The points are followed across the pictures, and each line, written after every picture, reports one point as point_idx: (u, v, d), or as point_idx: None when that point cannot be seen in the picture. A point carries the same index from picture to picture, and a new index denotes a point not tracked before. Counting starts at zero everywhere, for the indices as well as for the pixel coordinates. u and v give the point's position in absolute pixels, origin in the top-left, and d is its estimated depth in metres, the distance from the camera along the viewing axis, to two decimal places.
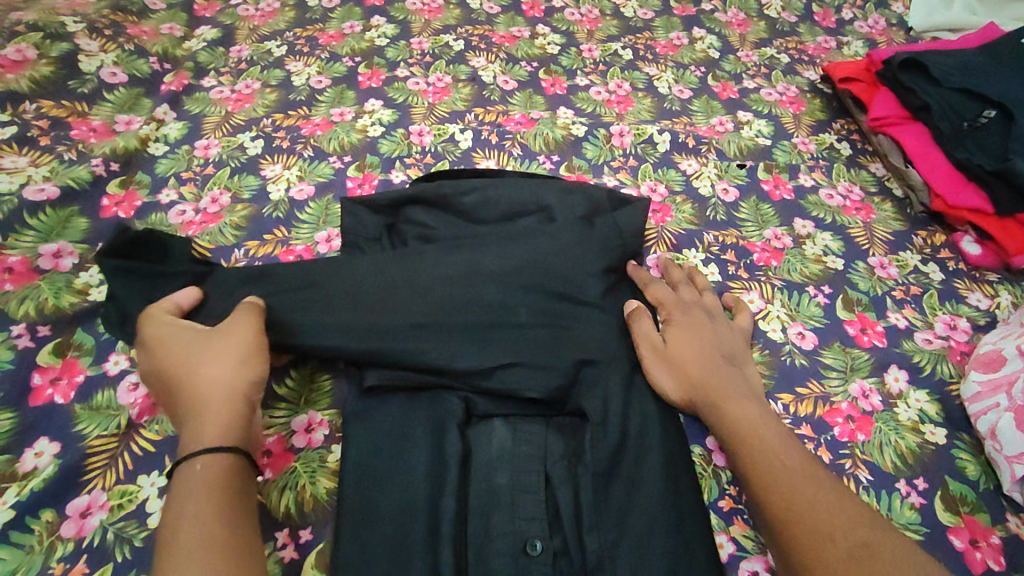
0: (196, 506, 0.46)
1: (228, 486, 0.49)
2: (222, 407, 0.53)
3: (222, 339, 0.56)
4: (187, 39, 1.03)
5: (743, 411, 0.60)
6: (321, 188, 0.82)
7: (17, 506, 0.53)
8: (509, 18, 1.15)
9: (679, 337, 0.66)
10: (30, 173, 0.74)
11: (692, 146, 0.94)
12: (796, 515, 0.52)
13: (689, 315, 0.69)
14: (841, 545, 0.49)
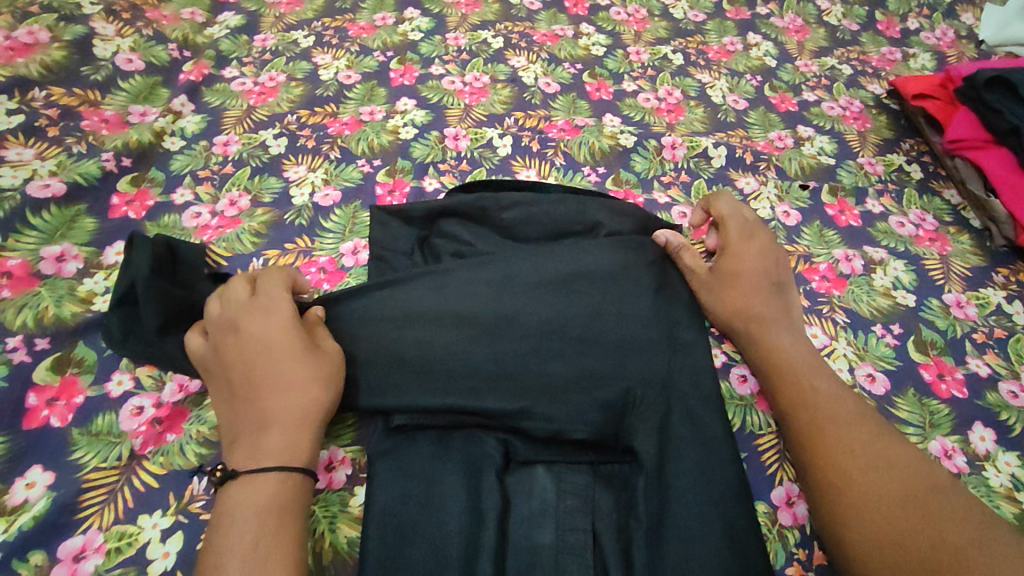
0: (251, 523, 0.45)
1: (283, 504, 0.47)
2: (293, 427, 0.50)
3: (303, 354, 0.53)
4: (209, 25, 0.96)
5: (784, 344, 0.62)
6: (348, 194, 0.76)
7: (3, 547, 0.47)
8: (551, 16, 1.08)
9: (735, 268, 0.66)
10: (35, 166, 0.68)
11: (750, 163, 0.87)
12: (829, 438, 0.54)
13: (745, 245, 0.69)
14: (873, 464, 0.52)
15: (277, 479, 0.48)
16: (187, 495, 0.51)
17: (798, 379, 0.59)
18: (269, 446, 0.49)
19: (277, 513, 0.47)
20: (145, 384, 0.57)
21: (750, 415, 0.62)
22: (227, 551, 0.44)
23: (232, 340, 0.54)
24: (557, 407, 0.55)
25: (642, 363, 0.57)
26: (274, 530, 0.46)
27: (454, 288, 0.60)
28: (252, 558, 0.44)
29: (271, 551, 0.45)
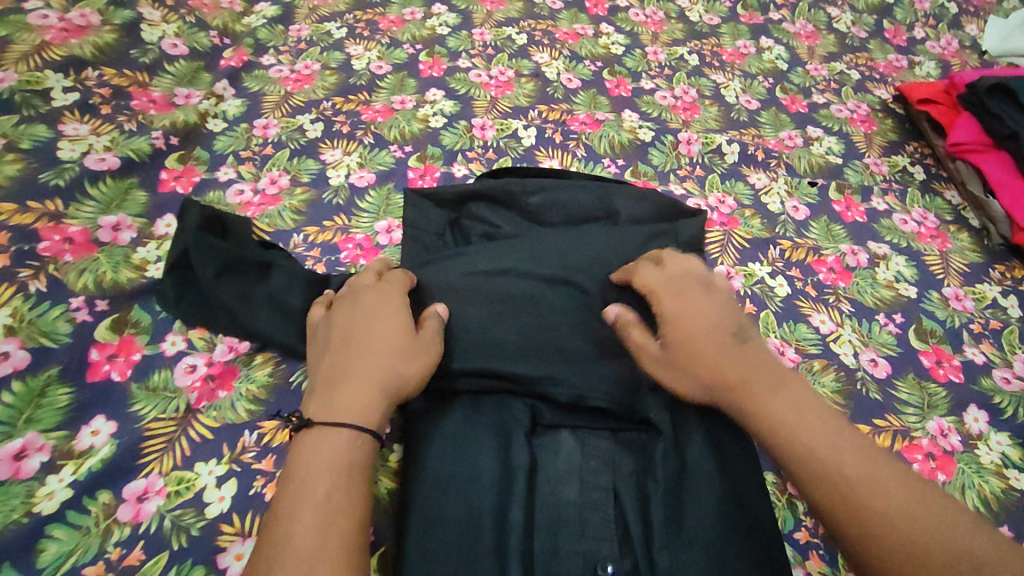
0: (326, 474, 0.46)
1: (356, 460, 0.48)
2: (366, 390, 0.51)
3: (402, 330, 0.55)
4: (246, 15, 1.00)
5: (773, 404, 0.50)
6: (382, 176, 0.80)
7: (74, 486, 0.51)
8: (572, 15, 1.12)
9: (685, 335, 0.54)
10: (91, 141, 0.72)
11: (762, 160, 0.91)
12: (867, 506, 0.45)
13: (683, 298, 0.57)
14: (927, 533, 0.43)
15: (351, 437, 0.48)
16: (239, 446, 0.56)
17: (801, 443, 0.48)
18: (346, 407, 0.50)
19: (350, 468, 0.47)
20: (198, 345, 0.61)
21: None
22: (302, 499, 0.44)
23: (345, 312, 0.57)
24: (580, 374, 0.59)
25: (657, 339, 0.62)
26: (347, 483, 0.46)
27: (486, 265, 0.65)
28: (325, 509, 0.44)
29: (343, 506, 0.45)
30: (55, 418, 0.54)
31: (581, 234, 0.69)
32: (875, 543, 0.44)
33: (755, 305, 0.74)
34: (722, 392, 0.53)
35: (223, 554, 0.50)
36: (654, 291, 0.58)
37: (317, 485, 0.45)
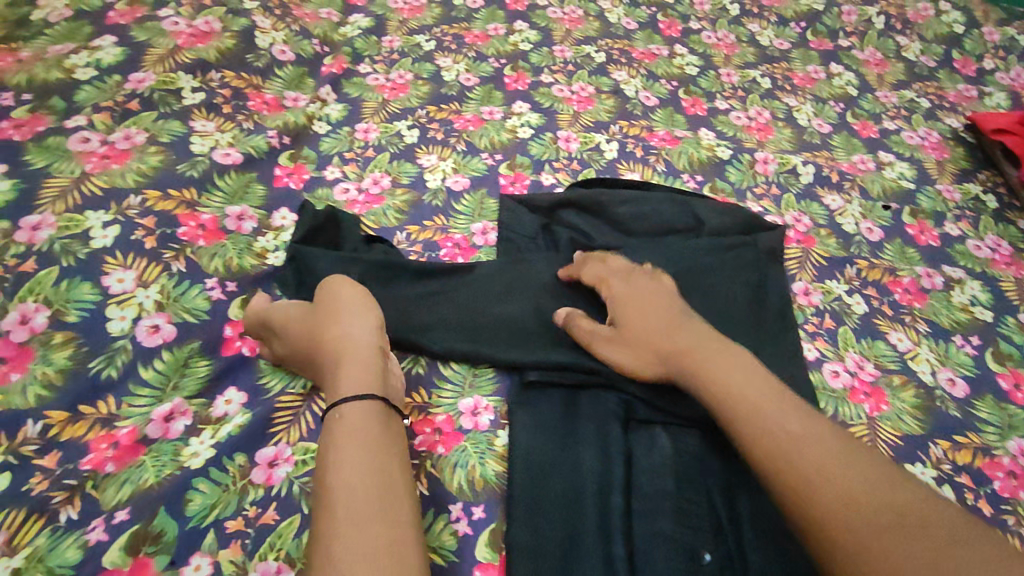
0: (353, 454, 0.48)
1: (376, 435, 0.51)
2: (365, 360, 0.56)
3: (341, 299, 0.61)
4: (342, 25, 1.06)
5: (715, 370, 0.55)
6: (475, 182, 0.84)
7: (216, 447, 0.57)
8: (647, 36, 1.16)
9: (632, 319, 0.63)
10: (217, 138, 0.78)
11: (836, 182, 0.94)
12: (793, 454, 0.47)
13: (638, 292, 0.65)
14: (849, 484, 0.44)
15: (357, 409, 0.52)
16: None
17: (747, 401, 0.51)
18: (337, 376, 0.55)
19: (370, 441, 0.50)
20: None
21: (843, 406, 0.69)
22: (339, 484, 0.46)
23: (283, 335, 0.60)
24: None
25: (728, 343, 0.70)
26: (377, 455, 0.49)
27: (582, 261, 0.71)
28: (364, 483, 0.47)
29: (378, 481, 0.48)
30: (197, 386, 0.60)
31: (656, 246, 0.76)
32: (802, 480, 0.45)
33: (833, 321, 0.77)
34: (669, 365, 0.58)
35: None
36: (605, 283, 0.67)
37: (348, 464, 0.48)
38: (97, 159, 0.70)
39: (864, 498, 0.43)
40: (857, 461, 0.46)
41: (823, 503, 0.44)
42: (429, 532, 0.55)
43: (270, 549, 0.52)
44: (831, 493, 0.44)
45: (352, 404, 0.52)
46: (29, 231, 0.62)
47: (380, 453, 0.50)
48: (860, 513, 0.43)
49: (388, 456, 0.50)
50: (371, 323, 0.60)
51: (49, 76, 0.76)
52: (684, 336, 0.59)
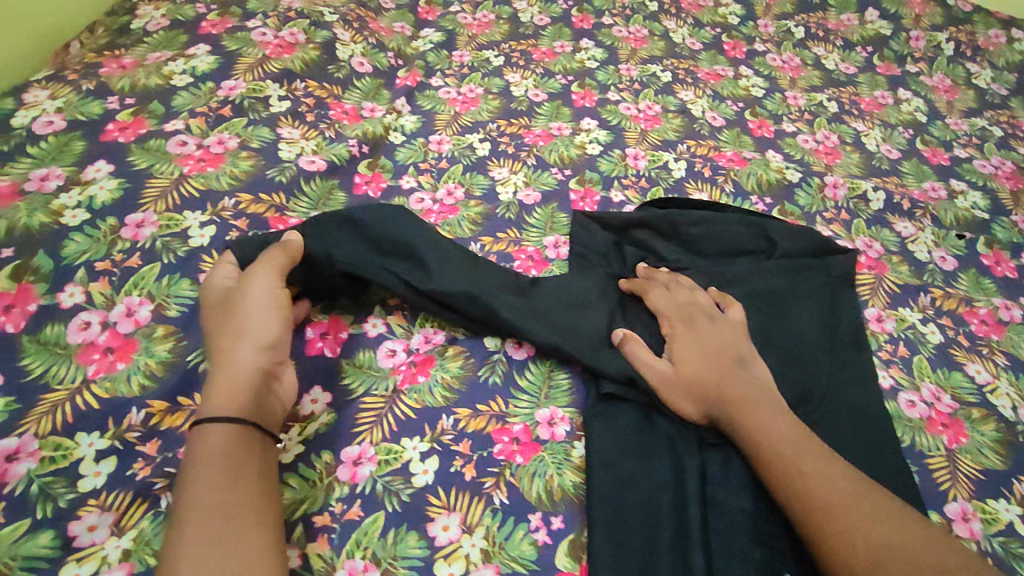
0: (200, 481, 0.48)
1: (230, 458, 0.50)
2: (238, 374, 0.55)
3: (217, 300, 0.61)
4: (414, 39, 1.09)
5: (751, 412, 0.60)
6: (547, 196, 0.86)
7: (306, 443, 0.59)
8: (712, 56, 1.17)
9: (685, 353, 0.64)
10: (302, 144, 0.81)
11: (907, 209, 0.93)
12: (811, 496, 0.54)
13: (691, 326, 0.66)
14: (851, 523, 0.52)
15: (211, 436, 0.51)
16: (439, 428, 0.62)
17: (774, 447, 0.57)
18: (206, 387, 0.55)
19: (216, 469, 0.49)
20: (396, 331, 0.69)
21: (920, 436, 0.68)
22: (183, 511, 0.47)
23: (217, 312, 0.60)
24: None
25: (807, 369, 0.69)
26: (228, 483, 0.49)
27: (652, 279, 0.72)
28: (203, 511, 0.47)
29: (225, 517, 0.47)
30: None
31: (729, 270, 0.77)
32: (815, 514, 0.53)
33: (908, 349, 0.76)
34: (706, 401, 0.61)
35: (432, 522, 0.56)
36: (664, 313, 0.69)
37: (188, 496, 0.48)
38: (193, 162, 0.73)
39: (865, 538, 0.51)
40: (867, 507, 0.53)
41: (830, 537, 0.52)
42: (509, 540, 0.56)
43: (358, 546, 0.54)
44: (839, 533, 0.52)
45: (212, 429, 0.52)
46: (133, 229, 0.66)
47: (224, 479, 0.49)
48: (861, 550, 0.50)
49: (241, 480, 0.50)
50: (280, 342, 0.60)
51: (149, 82, 0.80)
52: (734, 378, 0.62)
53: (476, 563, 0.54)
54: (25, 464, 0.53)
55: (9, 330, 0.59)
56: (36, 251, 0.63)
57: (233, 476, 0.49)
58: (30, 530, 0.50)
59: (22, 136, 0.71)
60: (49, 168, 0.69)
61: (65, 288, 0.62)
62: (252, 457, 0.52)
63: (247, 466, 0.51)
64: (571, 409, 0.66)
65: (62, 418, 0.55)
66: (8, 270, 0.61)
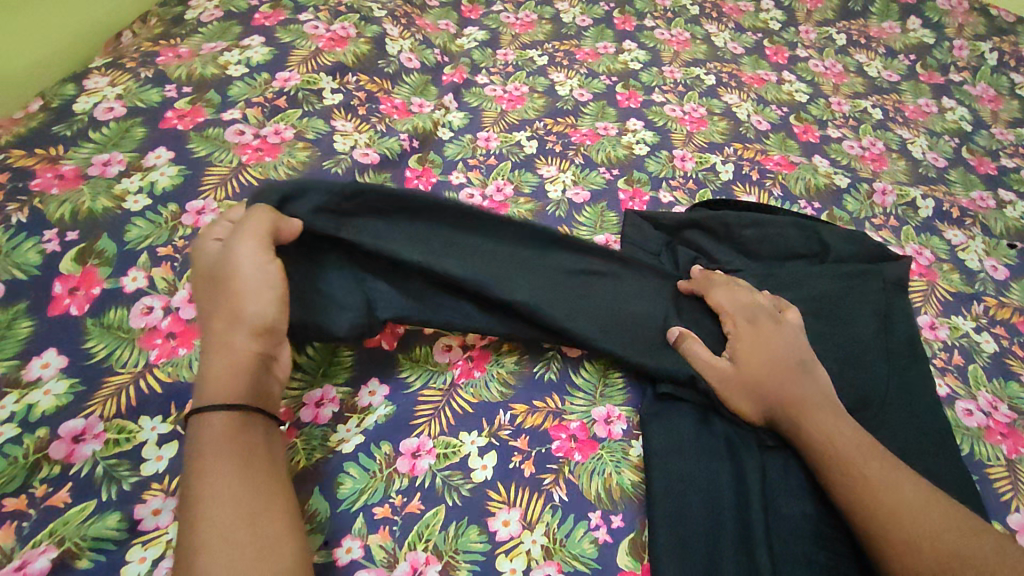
0: (196, 471, 0.45)
1: (229, 445, 0.47)
2: (232, 365, 0.51)
3: (206, 270, 0.56)
4: (458, 37, 1.09)
5: (812, 416, 0.58)
6: (595, 195, 0.86)
7: (365, 434, 0.59)
8: (754, 61, 1.16)
9: (749, 352, 0.63)
10: (356, 137, 0.81)
11: (957, 217, 0.92)
12: (872, 500, 0.52)
13: (756, 325, 0.65)
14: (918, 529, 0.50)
15: (206, 423, 0.48)
16: (496, 423, 0.61)
17: (836, 451, 0.56)
18: (199, 370, 0.51)
19: (211, 455, 0.46)
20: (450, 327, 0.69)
21: (979, 445, 0.67)
22: (185, 503, 0.44)
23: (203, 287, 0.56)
24: None
25: (866, 375, 0.67)
26: (227, 471, 0.45)
27: (711, 278, 0.71)
28: (207, 500, 0.44)
29: (246, 506, 0.44)
30: (345, 375, 0.63)
31: (781, 272, 0.76)
32: (879, 520, 0.51)
33: (963, 357, 0.75)
34: (766, 402, 0.60)
35: (492, 517, 0.55)
36: (725, 310, 0.68)
37: (187, 487, 0.45)
38: (251, 151, 0.74)
39: (931, 546, 0.48)
40: (934, 514, 0.51)
41: (892, 545, 0.50)
42: (570, 538, 0.55)
43: (419, 539, 0.53)
44: (900, 539, 0.50)
45: (207, 415, 0.48)
46: (194, 215, 0.67)
47: (224, 464, 0.46)
48: (927, 560, 0.48)
49: (242, 465, 0.46)
50: (269, 316, 0.53)
51: (206, 72, 0.80)
52: (794, 381, 0.61)
53: (538, 559, 0.54)
54: (91, 446, 0.52)
55: (73, 313, 0.59)
56: (100, 235, 0.63)
57: (234, 462, 0.46)
58: (97, 511, 0.50)
59: (83, 122, 0.71)
60: (111, 153, 0.69)
61: (128, 272, 0.62)
62: (251, 439, 0.49)
63: (247, 446, 0.48)
64: (627, 408, 0.65)
65: (126, 401, 0.55)
66: (73, 254, 0.61)
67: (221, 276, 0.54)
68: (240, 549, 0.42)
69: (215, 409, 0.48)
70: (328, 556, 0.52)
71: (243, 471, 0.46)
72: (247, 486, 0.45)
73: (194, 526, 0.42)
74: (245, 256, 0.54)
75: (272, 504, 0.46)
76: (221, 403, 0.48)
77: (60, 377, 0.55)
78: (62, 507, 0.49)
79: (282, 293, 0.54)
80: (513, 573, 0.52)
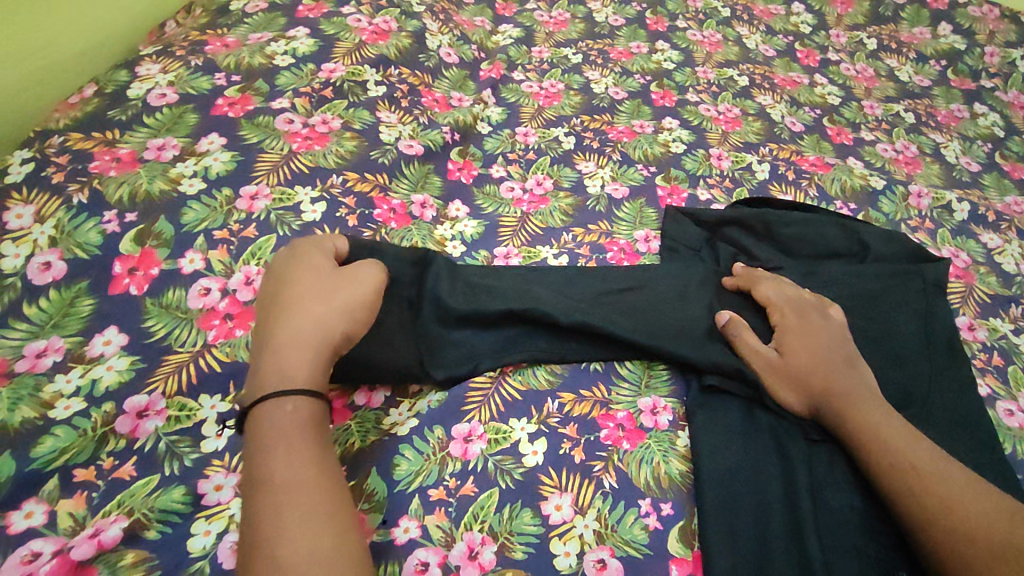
0: (274, 457, 0.45)
1: (305, 435, 0.47)
2: (315, 350, 0.52)
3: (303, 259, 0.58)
4: (494, 33, 1.10)
5: (861, 408, 0.59)
6: (634, 191, 0.87)
7: (419, 417, 0.59)
8: (786, 63, 1.17)
9: (797, 346, 0.64)
10: (400, 128, 0.82)
11: (992, 221, 0.92)
12: (925, 490, 0.52)
13: (804, 321, 0.66)
14: (968, 518, 0.50)
15: (280, 407, 0.47)
16: (545, 410, 0.62)
17: (887, 442, 0.56)
18: (279, 350, 0.51)
19: (288, 444, 0.46)
20: None
21: (1021, 445, 0.67)
22: (259, 487, 0.44)
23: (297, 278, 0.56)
24: None
25: (909, 373, 0.68)
26: (301, 459, 0.45)
27: (757, 273, 0.72)
28: (285, 488, 0.43)
29: (319, 496, 0.44)
30: None
31: (822, 270, 0.76)
32: (928, 510, 0.51)
33: (1003, 359, 0.75)
34: (814, 395, 0.61)
35: (544, 501, 0.56)
36: (776, 303, 0.68)
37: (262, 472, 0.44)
38: (301, 139, 0.75)
39: (987, 534, 0.49)
40: (988, 505, 0.51)
41: (946, 533, 0.50)
42: (621, 524, 0.55)
43: (475, 520, 0.54)
44: (953, 527, 0.50)
45: (284, 401, 0.48)
46: (248, 201, 0.68)
47: (302, 454, 0.46)
48: (981, 549, 0.48)
49: (318, 458, 0.46)
50: (356, 325, 0.55)
51: (254, 61, 0.82)
52: (843, 376, 0.61)
53: (591, 544, 0.54)
54: (154, 422, 0.53)
55: (134, 292, 0.59)
56: (158, 217, 0.64)
57: (309, 453, 0.46)
58: (163, 485, 0.51)
59: (137, 107, 0.72)
60: (165, 138, 0.70)
61: (185, 253, 0.63)
62: (325, 434, 0.48)
63: (320, 439, 0.48)
64: (672, 399, 0.65)
65: (187, 379, 0.56)
66: (132, 235, 0.62)
67: (331, 276, 0.57)
68: (319, 541, 0.42)
69: (296, 394, 0.48)
70: (386, 535, 0.52)
71: (319, 465, 0.46)
72: (322, 479, 0.45)
73: (275, 511, 0.42)
74: (357, 272, 0.58)
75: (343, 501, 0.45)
76: (300, 390, 0.48)
77: (122, 355, 0.56)
78: (127, 480, 0.50)
79: (371, 306, 0.57)
80: (567, 557, 0.53)
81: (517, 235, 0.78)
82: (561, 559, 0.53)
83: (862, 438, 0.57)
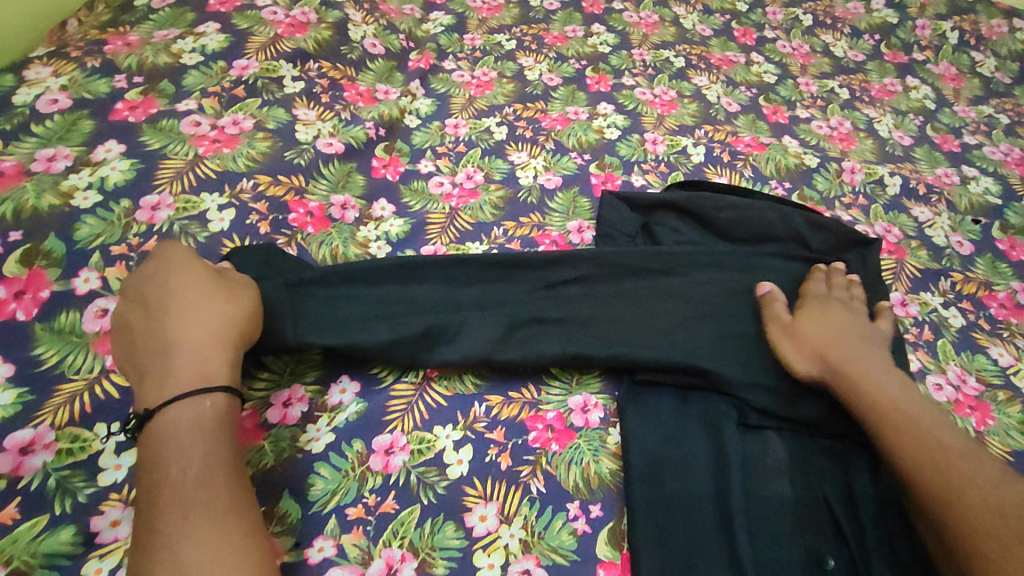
0: (189, 452, 0.46)
1: (207, 436, 0.47)
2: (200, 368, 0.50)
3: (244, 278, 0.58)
4: (424, 21, 1.06)
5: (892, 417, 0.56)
6: (567, 180, 0.85)
7: (336, 432, 0.57)
8: (722, 43, 1.16)
9: (821, 330, 0.63)
10: (319, 126, 0.79)
11: (923, 194, 0.93)
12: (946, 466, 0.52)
13: (833, 310, 0.66)
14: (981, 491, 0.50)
15: (197, 404, 0.48)
16: (471, 415, 0.60)
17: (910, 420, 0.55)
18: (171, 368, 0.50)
19: (204, 442, 0.47)
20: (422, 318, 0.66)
21: (950, 419, 0.68)
22: (165, 483, 0.44)
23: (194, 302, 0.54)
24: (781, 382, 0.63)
25: None
26: (205, 454, 0.46)
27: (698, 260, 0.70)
28: (190, 486, 0.44)
29: (216, 484, 0.45)
30: (315, 375, 0.61)
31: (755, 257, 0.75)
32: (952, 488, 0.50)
33: (933, 333, 0.76)
34: (839, 380, 0.60)
35: (469, 512, 0.54)
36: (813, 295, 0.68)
37: (171, 465, 0.45)
38: (208, 143, 0.72)
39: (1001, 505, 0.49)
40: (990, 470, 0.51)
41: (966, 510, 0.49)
42: (548, 531, 0.54)
43: (394, 536, 0.52)
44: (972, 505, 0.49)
45: (202, 399, 0.49)
46: (149, 212, 0.64)
47: (218, 452, 0.47)
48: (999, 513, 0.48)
49: (226, 462, 0.47)
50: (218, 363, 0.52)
51: (158, 60, 0.77)
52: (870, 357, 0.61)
53: (516, 554, 0.53)
54: (41, 457, 0.50)
55: (21, 318, 0.55)
56: (48, 234, 0.60)
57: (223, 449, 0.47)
58: (51, 526, 0.47)
59: (25, 115, 0.67)
60: (57, 147, 0.66)
61: (79, 272, 0.59)
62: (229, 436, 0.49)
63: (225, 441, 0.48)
64: (604, 395, 0.64)
65: (80, 409, 0.53)
66: (18, 255, 0.58)
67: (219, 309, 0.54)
68: (222, 532, 0.43)
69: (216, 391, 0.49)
70: (299, 555, 0.50)
71: (234, 465, 0.47)
72: (226, 481, 0.46)
73: (174, 507, 0.43)
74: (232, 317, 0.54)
75: (250, 502, 0.46)
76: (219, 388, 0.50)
77: (6, 387, 0.52)
78: (10, 524, 0.47)
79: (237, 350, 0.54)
80: (491, 569, 0.52)
81: (444, 232, 0.75)
82: (485, 571, 0.51)
83: (881, 421, 0.56)
